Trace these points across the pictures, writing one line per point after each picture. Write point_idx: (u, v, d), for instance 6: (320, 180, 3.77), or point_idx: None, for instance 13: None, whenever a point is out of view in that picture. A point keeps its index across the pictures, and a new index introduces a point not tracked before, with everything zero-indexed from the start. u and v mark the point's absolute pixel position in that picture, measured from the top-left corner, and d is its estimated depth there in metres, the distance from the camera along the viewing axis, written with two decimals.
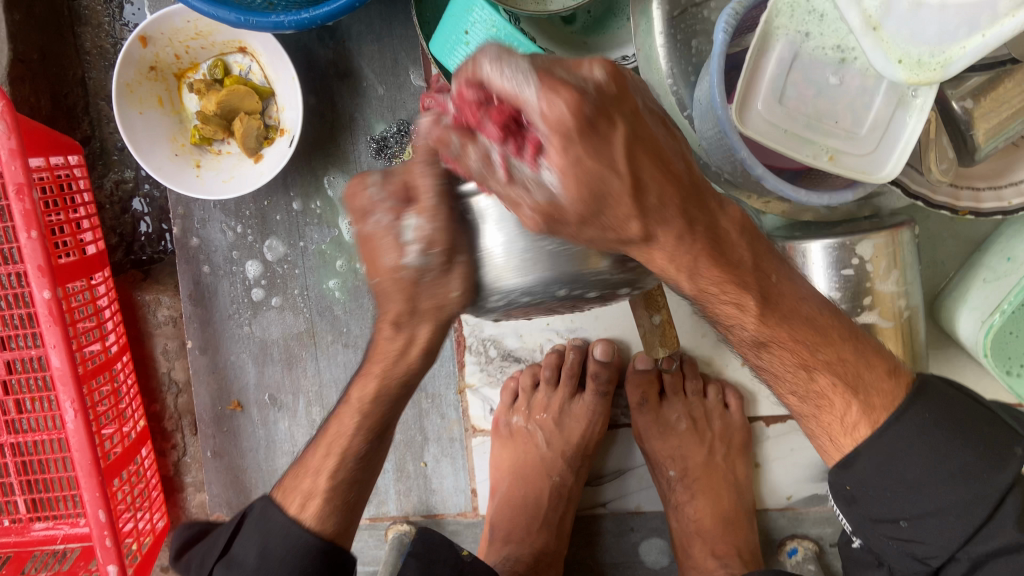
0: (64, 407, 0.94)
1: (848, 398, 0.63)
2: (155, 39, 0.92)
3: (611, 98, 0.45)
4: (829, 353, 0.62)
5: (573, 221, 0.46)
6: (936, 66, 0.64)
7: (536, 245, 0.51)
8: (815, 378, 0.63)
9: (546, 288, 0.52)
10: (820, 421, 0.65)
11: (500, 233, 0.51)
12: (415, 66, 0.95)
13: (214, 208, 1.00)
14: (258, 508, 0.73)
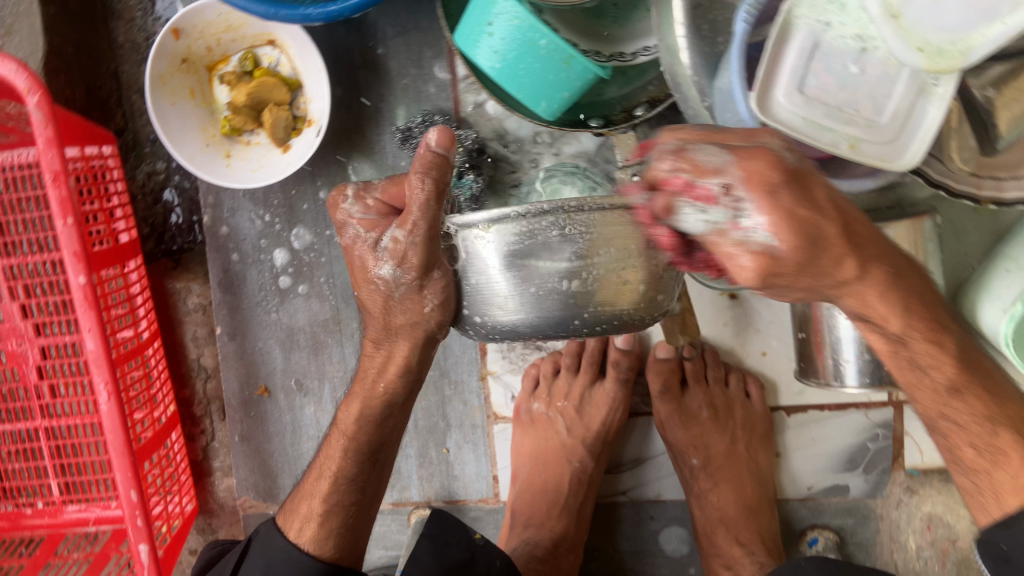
0: (98, 389, 0.97)
1: (996, 462, 0.61)
2: (187, 32, 0.94)
3: (757, 165, 0.45)
4: (987, 408, 0.61)
5: (782, 272, 0.47)
6: (957, 54, 0.64)
7: (521, 272, 0.63)
8: (998, 435, 0.61)
9: (529, 307, 0.65)
10: (989, 480, 0.61)
11: (495, 261, 0.64)
12: (439, 58, 0.97)
13: (243, 198, 1.03)
14: (262, 533, 0.82)
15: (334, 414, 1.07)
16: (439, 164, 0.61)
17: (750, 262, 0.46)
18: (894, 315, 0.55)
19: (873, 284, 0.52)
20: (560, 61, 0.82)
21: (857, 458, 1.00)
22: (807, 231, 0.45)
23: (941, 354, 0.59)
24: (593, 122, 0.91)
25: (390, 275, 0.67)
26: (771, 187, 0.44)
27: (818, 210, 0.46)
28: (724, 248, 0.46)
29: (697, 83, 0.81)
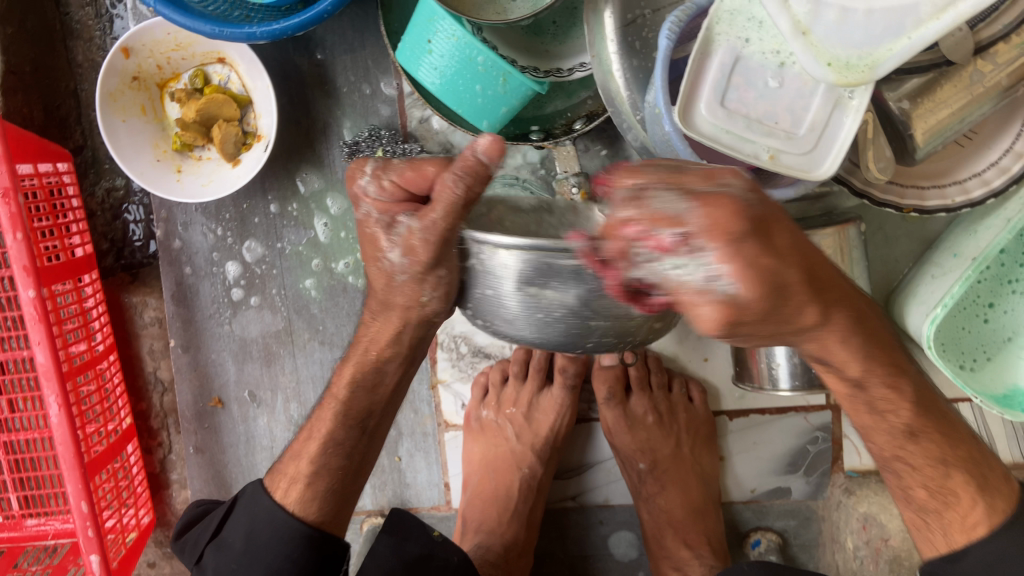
0: (48, 403, 0.98)
1: (949, 502, 0.66)
2: (137, 50, 0.96)
3: (718, 213, 0.41)
4: (941, 451, 0.66)
5: (745, 320, 0.44)
6: (865, 69, 0.67)
7: (527, 312, 0.61)
8: (950, 476, 0.66)
9: (516, 330, 0.64)
10: (941, 519, 0.67)
11: (515, 294, 0.60)
12: (385, 75, 0.99)
13: (195, 212, 1.04)
14: (248, 493, 0.82)
15: (287, 424, 1.09)
16: (479, 174, 0.57)
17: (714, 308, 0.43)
18: (852, 361, 0.57)
19: (836, 335, 0.54)
20: (497, 77, 0.85)
21: (797, 459, 1.03)
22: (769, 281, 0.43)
23: (897, 399, 0.62)
24: (533, 135, 0.93)
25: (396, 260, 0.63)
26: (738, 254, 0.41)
27: (780, 257, 0.43)
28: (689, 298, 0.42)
29: (629, 99, 0.85)
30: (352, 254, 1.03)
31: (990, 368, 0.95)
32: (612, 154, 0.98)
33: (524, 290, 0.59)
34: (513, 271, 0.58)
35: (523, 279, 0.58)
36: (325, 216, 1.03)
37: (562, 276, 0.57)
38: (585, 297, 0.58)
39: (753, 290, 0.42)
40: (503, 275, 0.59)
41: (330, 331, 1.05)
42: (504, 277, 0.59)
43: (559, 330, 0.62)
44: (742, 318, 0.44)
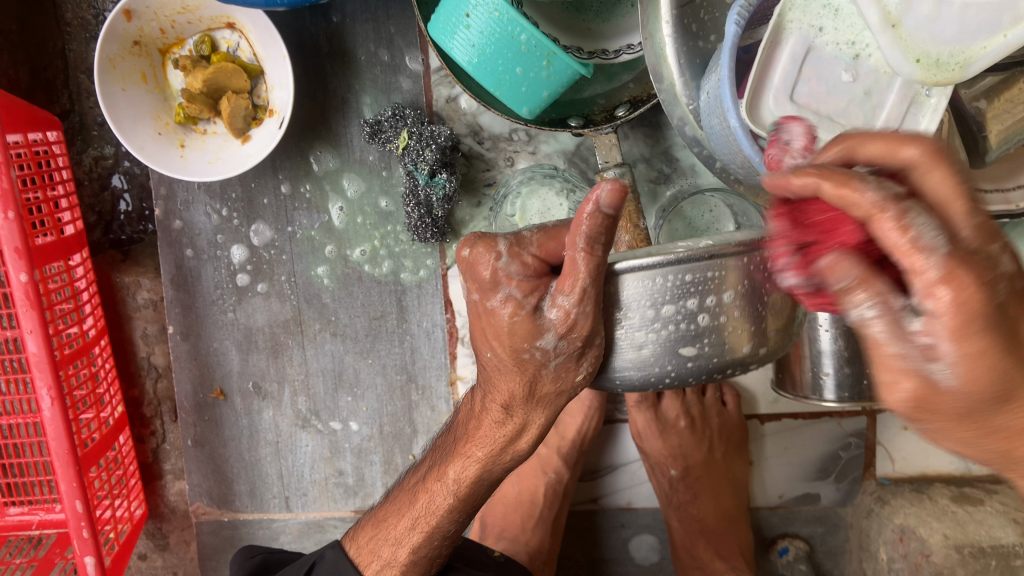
0: (40, 394, 0.91)
1: None
2: (140, 13, 0.87)
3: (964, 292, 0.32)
4: None
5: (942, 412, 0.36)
6: (956, 66, 0.59)
7: (678, 335, 0.52)
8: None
9: (671, 363, 0.53)
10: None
11: (647, 328, 0.52)
12: (410, 48, 0.91)
13: (198, 190, 0.97)
14: (330, 559, 0.76)
15: (294, 418, 1.03)
16: (606, 226, 0.48)
17: (905, 385, 0.36)
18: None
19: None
20: (541, 57, 0.79)
21: (830, 466, 0.99)
22: (992, 387, 0.34)
23: None
24: (573, 122, 0.87)
25: (551, 345, 0.54)
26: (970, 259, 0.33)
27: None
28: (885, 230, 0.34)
29: (682, 85, 0.79)
30: (369, 241, 0.96)
31: None
32: (652, 144, 0.93)
33: (654, 312, 0.51)
34: (645, 289, 0.51)
35: (656, 302, 0.51)
36: (341, 200, 0.95)
37: (695, 289, 0.50)
38: (724, 303, 0.51)
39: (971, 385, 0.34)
40: (630, 296, 0.51)
41: (343, 322, 0.99)
42: (636, 299, 0.51)
43: (696, 355, 0.53)
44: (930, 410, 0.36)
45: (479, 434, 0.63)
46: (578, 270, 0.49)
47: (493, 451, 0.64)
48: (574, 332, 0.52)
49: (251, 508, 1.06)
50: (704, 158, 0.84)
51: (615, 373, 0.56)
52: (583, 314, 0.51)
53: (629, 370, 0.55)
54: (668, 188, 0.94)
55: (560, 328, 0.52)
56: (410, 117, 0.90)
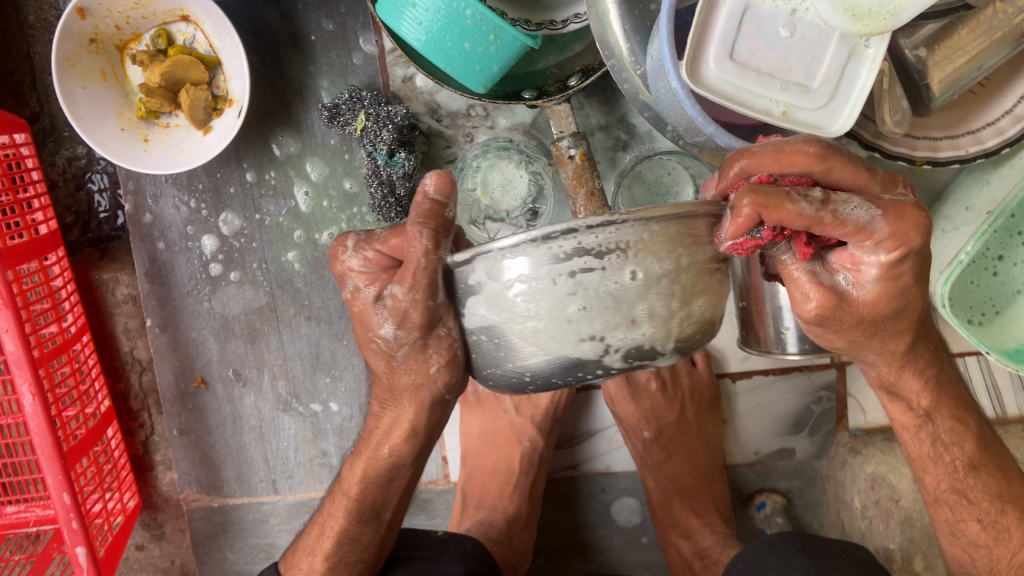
0: (22, 391, 0.93)
1: (1000, 538, 0.65)
2: (93, 11, 0.88)
3: (902, 221, 0.48)
4: (997, 486, 0.65)
5: (835, 318, 0.55)
6: (887, 15, 0.65)
7: (559, 337, 0.50)
8: (1004, 513, 0.65)
9: (541, 368, 0.52)
10: (989, 553, 0.65)
11: (525, 323, 0.50)
12: (364, 29, 0.92)
13: (166, 182, 0.98)
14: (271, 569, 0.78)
15: (275, 403, 1.05)
16: (438, 214, 0.54)
17: (816, 294, 0.54)
18: (922, 388, 0.63)
19: (913, 370, 0.62)
20: (488, 32, 0.79)
21: (804, 420, 1.01)
22: (892, 303, 0.54)
23: (963, 432, 0.65)
24: (526, 94, 0.88)
25: (391, 335, 0.59)
26: (901, 210, 0.48)
27: (906, 291, 0.53)
28: (832, 225, 0.47)
29: (628, 50, 0.79)
30: (337, 224, 0.98)
31: (1000, 321, 0.92)
32: (608, 112, 0.94)
33: (517, 291, 0.49)
34: (517, 272, 0.49)
35: (540, 297, 0.49)
36: (306, 184, 0.97)
37: (576, 290, 0.48)
38: (593, 309, 0.48)
39: (868, 296, 0.54)
40: (503, 272, 0.49)
41: (317, 305, 1.01)
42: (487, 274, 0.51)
43: (564, 356, 0.51)
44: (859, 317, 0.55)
45: (400, 414, 0.65)
46: (412, 258, 0.54)
47: (415, 441, 0.66)
48: (409, 322, 0.56)
49: (239, 493, 1.08)
50: (655, 121, 0.85)
51: (490, 364, 0.55)
52: (415, 303, 0.55)
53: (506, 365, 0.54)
54: (626, 154, 0.95)
55: (394, 317, 0.57)
56: (367, 99, 0.90)
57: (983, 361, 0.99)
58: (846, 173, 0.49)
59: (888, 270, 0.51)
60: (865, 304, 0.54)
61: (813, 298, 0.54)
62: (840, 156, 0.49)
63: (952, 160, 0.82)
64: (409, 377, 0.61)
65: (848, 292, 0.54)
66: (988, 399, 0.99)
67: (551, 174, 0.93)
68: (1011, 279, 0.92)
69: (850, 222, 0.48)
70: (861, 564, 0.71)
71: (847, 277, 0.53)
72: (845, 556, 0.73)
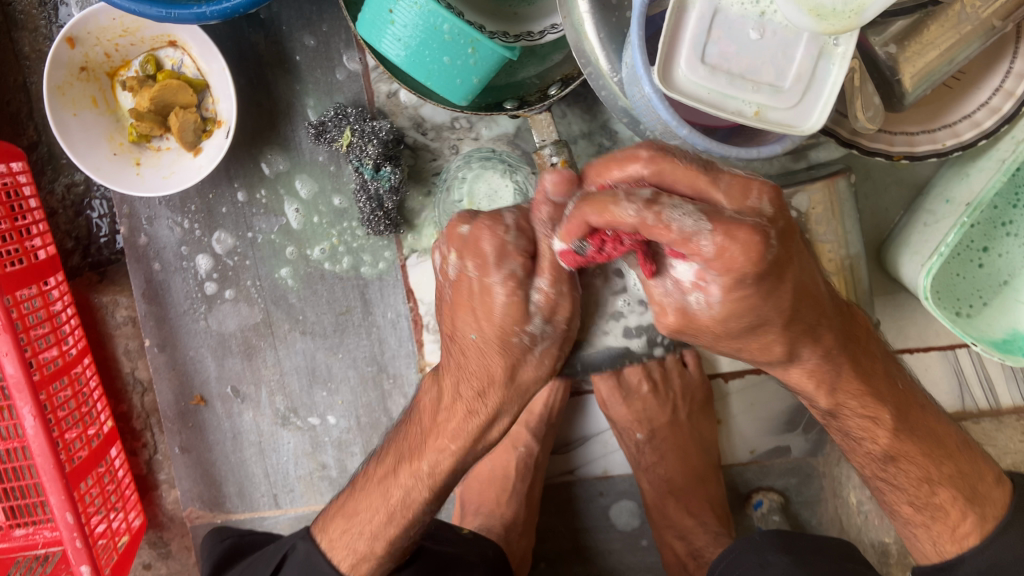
0: (23, 413, 0.94)
1: (937, 516, 0.70)
2: (82, 39, 0.90)
3: (737, 245, 0.49)
4: (927, 470, 0.69)
5: (694, 331, 0.59)
6: (852, 14, 0.66)
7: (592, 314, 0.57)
8: (936, 493, 0.70)
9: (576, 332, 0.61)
10: (930, 531, 0.71)
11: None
12: (348, 48, 0.94)
13: (160, 205, 1.00)
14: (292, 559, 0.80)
15: (274, 417, 1.06)
16: None
17: (670, 312, 0.57)
18: (820, 392, 0.65)
19: (800, 371, 0.63)
20: (466, 45, 0.81)
21: (797, 418, 1.01)
22: (741, 318, 0.55)
23: (873, 426, 0.67)
24: (508, 105, 0.89)
25: None
26: (732, 231, 0.49)
27: (770, 312, 0.55)
28: (657, 226, 0.50)
29: (604, 59, 0.81)
30: (328, 239, 0.99)
31: (988, 313, 0.92)
32: (590, 119, 0.95)
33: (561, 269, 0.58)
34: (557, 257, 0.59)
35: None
36: (296, 201, 0.98)
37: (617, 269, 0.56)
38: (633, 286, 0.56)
39: (722, 314, 0.54)
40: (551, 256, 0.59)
41: (311, 320, 1.02)
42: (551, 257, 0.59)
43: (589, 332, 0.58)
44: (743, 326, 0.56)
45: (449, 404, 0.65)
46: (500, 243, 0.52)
47: None
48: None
49: (241, 508, 1.09)
50: (634, 126, 0.86)
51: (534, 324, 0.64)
52: None
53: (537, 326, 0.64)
54: None
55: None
56: (352, 115, 0.92)
57: (973, 353, 1.00)
58: (684, 177, 0.54)
59: (733, 285, 0.51)
60: (729, 326, 0.56)
61: (669, 314, 0.57)
62: (673, 160, 0.54)
63: (929, 155, 0.83)
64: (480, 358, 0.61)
65: (698, 309, 0.55)
66: (981, 391, 1.00)
67: (534, 183, 0.93)
68: (997, 272, 0.91)
69: (673, 227, 0.50)
70: (842, 558, 0.73)
71: (696, 297, 0.54)
72: (830, 550, 0.74)
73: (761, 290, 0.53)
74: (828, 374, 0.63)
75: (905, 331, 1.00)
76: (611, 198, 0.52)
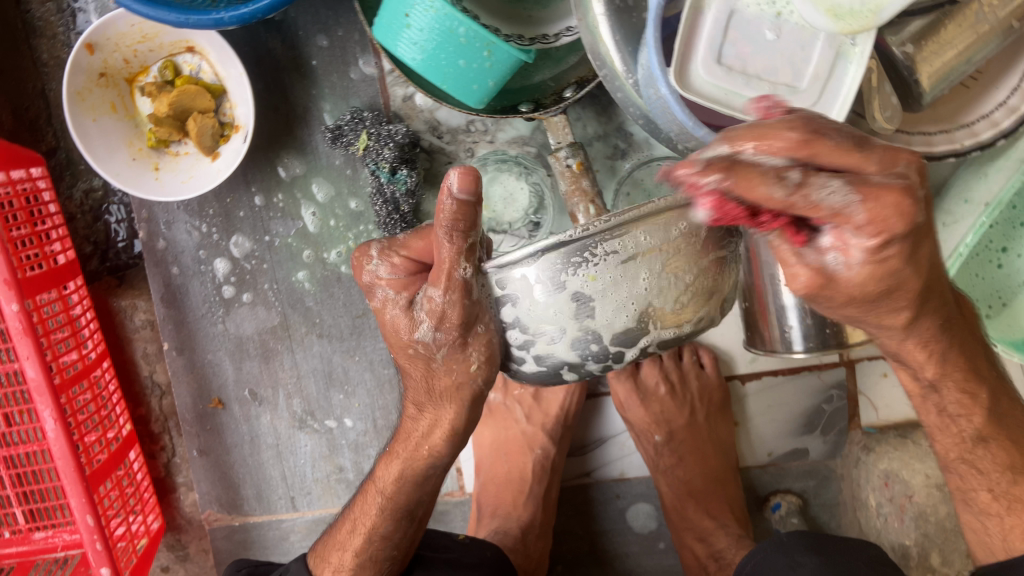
0: (44, 417, 0.95)
1: (1013, 508, 0.65)
2: (101, 45, 0.91)
3: (889, 204, 0.41)
4: (1011, 458, 0.65)
5: (832, 297, 0.49)
6: (869, 14, 0.65)
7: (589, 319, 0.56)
8: (1018, 483, 0.64)
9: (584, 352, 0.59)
10: (1001, 522, 0.66)
11: (541, 326, 0.57)
12: (364, 52, 0.95)
13: (177, 209, 1.01)
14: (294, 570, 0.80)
15: (291, 420, 1.07)
16: (464, 211, 0.53)
17: (804, 272, 0.47)
18: (930, 363, 0.60)
19: (917, 347, 0.59)
20: (480, 49, 0.81)
21: (815, 420, 1.00)
22: (884, 283, 0.47)
23: (972, 405, 0.64)
24: (523, 108, 0.90)
25: (429, 337, 0.61)
26: (881, 192, 0.41)
27: (913, 267, 0.47)
28: (805, 204, 0.40)
29: (620, 60, 0.80)
30: (345, 243, 1.00)
31: (1008, 314, 0.91)
32: (605, 121, 0.95)
33: (536, 294, 0.55)
34: (541, 279, 0.55)
35: (541, 311, 0.56)
36: (313, 205, 0.99)
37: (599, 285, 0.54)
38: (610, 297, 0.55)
39: (863, 278, 0.46)
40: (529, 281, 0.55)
41: (328, 323, 1.03)
42: (541, 279, 0.55)
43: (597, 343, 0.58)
44: (892, 301, 0.51)
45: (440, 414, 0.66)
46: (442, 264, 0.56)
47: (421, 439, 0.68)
48: (447, 323, 0.59)
49: (258, 511, 1.10)
50: (650, 128, 0.86)
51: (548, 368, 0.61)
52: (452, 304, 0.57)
53: (557, 358, 0.60)
54: (625, 162, 0.96)
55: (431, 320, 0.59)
56: (368, 118, 0.93)
57: (993, 354, 0.99)
58: (840, 155, 0.42)
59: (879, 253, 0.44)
60: (869, 292, 0.48)
61: (796, 269, 0.47)
62: (827, 139, 0.41)
63: (949, 157, 0.82)
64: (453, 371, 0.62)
65: (836, 272, 0.46)
66: None
67: (551, 185, 0.94)
68: (1016, 271, 0.90)
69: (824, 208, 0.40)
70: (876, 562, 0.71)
71: (834, 258, 0.45)
72: (855, 556, 0.73)
73: (907, 257, 0.46)
74: (942, 345, 0.59)
75: None
76: (759, 168, 0.40)
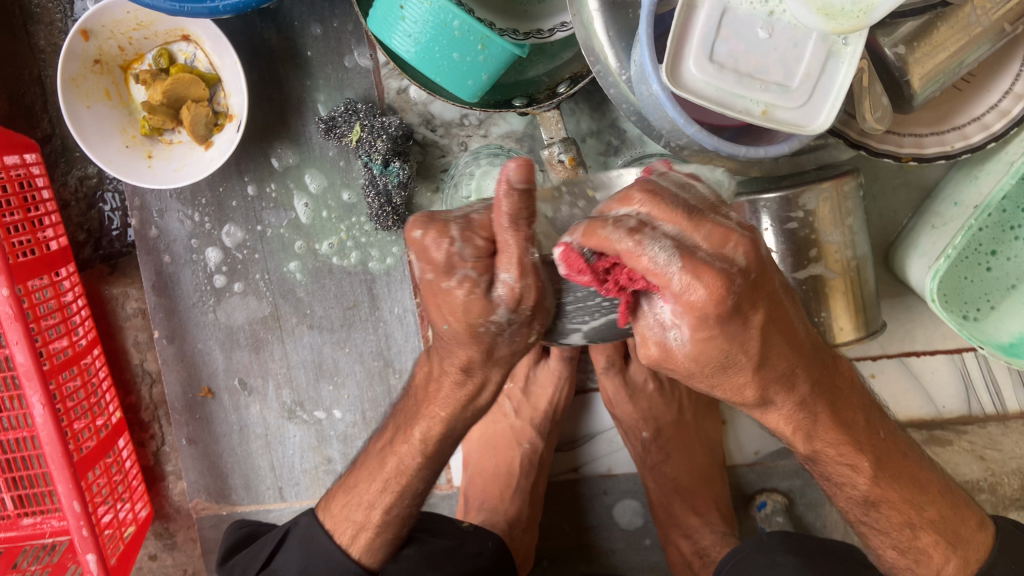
0: (32, 402, 0.95)
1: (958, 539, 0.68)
2: (96, 32, 0.91)
3: (707, 279, 0.46)
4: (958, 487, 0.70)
5: (677, 368, 0.53)
6: (860, 14, 0.67)
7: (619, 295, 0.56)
8: (921, 537, 0.67)
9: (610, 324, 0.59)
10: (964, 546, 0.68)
11: (576, 300, 0.57)
12: (359, 44, 0.95)
13: (170, 198, 1.01)
14: (297, 532, 0.81)
15: (280, 411, 1.07)
16: (525, 204, 0.49)
17: (653, 345, 0.51)
18: (799, 435, 0.61)
19: (776, 414, 0.59)
20: (476, 42, 0.81)
21: None
22: (711, 356, 0.51)
23: (854, 468, 0.64)
24: (517, 102, 0.90)
25: (435, 310, 0.58)
26: (702, 269, 0.45)
27: (746, 342, 0.51)
28: (635, 260, 0.46)
29: (614, 57, 0.81)
30: (336, 234, 1.00)
31: (997, 317, 0.90)
32: (599, 118, 0.95)
33: (574, 268, 0.55)
34: None
35: (578, 289, 0.56)
36: (305, 196, 0.99)
37: None
38: None
39: (692, 352, 0.50)
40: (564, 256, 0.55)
41: (319, 314, 1.03)
42: (576, 256, 0.54)
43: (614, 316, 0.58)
44: (723, 371, 0.53)
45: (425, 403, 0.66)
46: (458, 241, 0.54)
47: (415, 414, 0.69)
48: None
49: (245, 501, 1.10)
50: (642, 125, 0.87)
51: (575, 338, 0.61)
52: None
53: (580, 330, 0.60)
54: (618, 159, 0.97)
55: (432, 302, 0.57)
56: (361, 109, 0.93)
57: (981, 358, 0.99)
58: (670, 221, 0.47)
59: (706, 328, 0.48)
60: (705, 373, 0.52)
61: (650, 345, 0.52)
62: (676, 200, 0.48)
63: (939, 157, 0.83)
64: (454, 349, 0.62)
65: (680, 345, 0.50)
66: (987, 397, 1.00)
67: None
68: (1004, 274, 0.90)
69: (733, 220, 0.49)
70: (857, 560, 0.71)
71: (673, 331, 0.50)
72: (837, 553, 0.73)
73: (729, 330, 0.49)
74: (806, 419, 0.60)
75: (912, 335, 0.99)
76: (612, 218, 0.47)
